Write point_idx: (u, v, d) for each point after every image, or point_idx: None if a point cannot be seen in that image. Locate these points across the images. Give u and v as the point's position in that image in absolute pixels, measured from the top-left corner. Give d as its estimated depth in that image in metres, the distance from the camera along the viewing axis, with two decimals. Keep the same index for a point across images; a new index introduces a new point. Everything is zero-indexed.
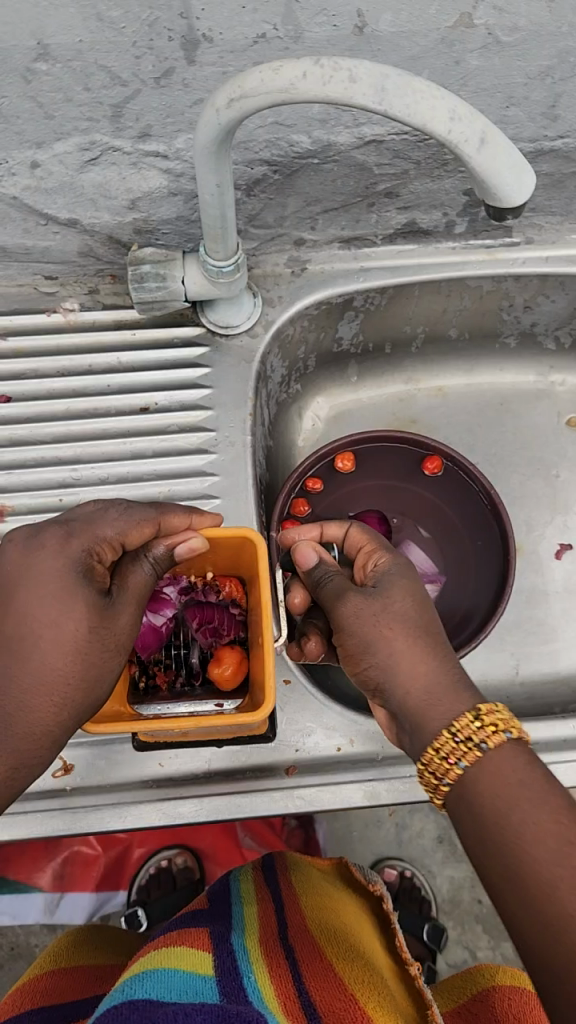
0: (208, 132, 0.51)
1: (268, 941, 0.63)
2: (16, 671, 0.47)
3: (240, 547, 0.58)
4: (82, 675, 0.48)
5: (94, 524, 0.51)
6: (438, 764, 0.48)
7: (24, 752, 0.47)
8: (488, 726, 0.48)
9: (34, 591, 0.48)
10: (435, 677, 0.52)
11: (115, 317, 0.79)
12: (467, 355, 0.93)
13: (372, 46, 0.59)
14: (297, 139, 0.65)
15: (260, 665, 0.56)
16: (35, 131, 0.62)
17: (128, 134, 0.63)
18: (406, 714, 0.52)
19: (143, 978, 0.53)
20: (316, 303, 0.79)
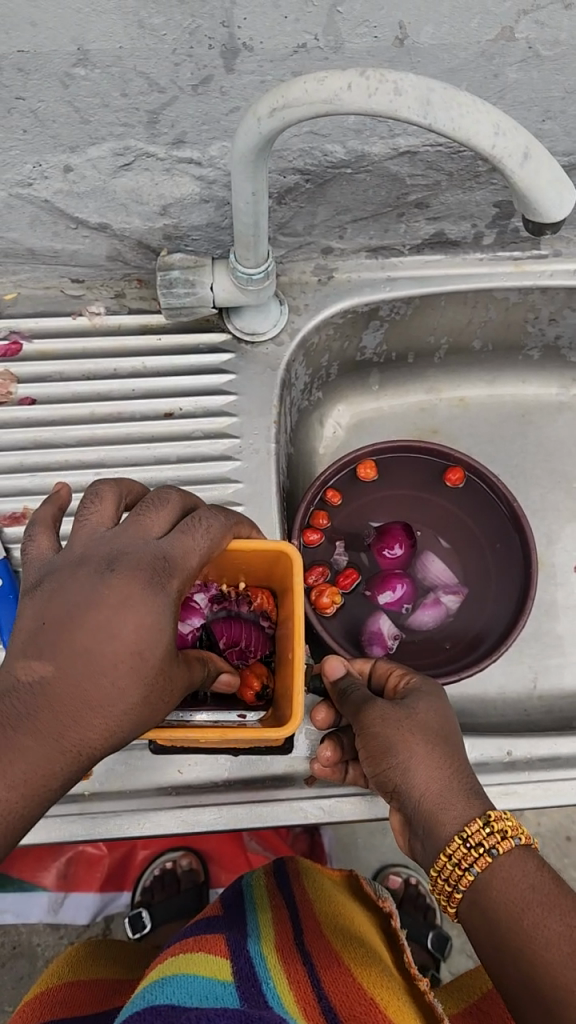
0: (247, 141, 0.51)
1: (285, 946, 0.63)
2: (83, 678, 0.41)
3: (274, 559, 0.57)
4: (136, 713, 0.44)
5: (186, 558, 0.48)
6: (463, 855, 0.47)
7: (65, 772, 0.42)
8: (498, 833, 0.47)
9: (118, 614, 0.43)
10: (450, 783, 0.51)
11: (141, 321, 0.79)
12: (490, 366, 0.93)
13: (412, 58, 0.59)
14: (332, 149, 0.65)
15: (288, 679, 0.56)
16: (70, 136, 0.61)
17: (162, 141, 0.63)
18: (418, 816, 0.51)
19: (164, 985, 0.53)
20: (342, 311, 0.79)
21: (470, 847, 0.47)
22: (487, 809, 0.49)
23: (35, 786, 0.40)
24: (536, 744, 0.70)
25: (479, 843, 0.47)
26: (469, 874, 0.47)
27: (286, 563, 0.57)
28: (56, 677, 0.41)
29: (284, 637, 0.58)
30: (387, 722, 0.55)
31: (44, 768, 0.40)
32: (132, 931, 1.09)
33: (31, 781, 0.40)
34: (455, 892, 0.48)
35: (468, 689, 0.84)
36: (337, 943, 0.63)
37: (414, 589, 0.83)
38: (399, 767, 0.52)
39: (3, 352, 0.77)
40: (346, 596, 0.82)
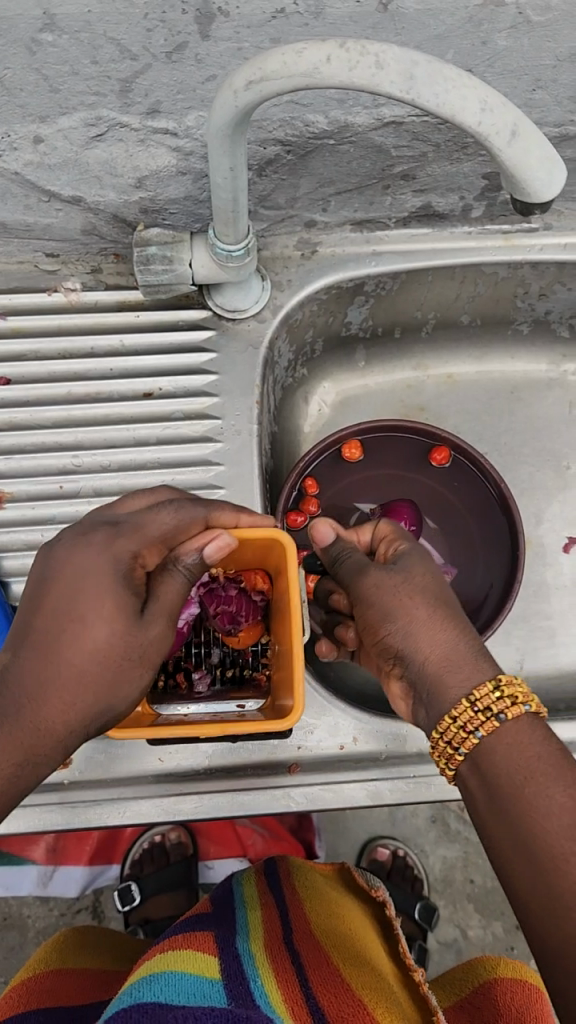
0: (222, 116, 0.48)
1: (274, 944, 0.62)
2: (39, 659, 0.45)
3: (267, 546, 0.56)
4: (99, 676, 0.46)
5: (144, 525, 0.50)
6: (470, 718, 0.46)
7: (32, 750, 0.44)
8: (507, 697, 0.45)
9: (69, 584, 0.47)
10: (458, 645, 0.50)
11: (119, 298, 0.76)
12: (478, 342, 0.90)
13: (396, 24, 0.56)
14: (314, 119, 0.62)
15: (287, 672, 0.55)
16: (39, 105, 0.59)
17: (136, 110, 0.60)
18: (423, 678, 0.50)
19: (150, 981, 0.53)
20: (326, 287, 0.77)
21: (478, 711, 0.46)
22: (497, 672, 0.48)
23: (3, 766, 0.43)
24: None
25: (487, 707, 0.45)
26: (476, 738, 0.46)
27: (280, 549, 0.55)
28: (15, 659, 0.45)
29: (282, 630, 0.57)
30: (383, 585, 0.54)
31: (8, 749, 0.43)
32: (120, 903, 1.08)
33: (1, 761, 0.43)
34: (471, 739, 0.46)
35: None
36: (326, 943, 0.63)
37: None
38: (404, 633, 0.51)
39: None
40: None
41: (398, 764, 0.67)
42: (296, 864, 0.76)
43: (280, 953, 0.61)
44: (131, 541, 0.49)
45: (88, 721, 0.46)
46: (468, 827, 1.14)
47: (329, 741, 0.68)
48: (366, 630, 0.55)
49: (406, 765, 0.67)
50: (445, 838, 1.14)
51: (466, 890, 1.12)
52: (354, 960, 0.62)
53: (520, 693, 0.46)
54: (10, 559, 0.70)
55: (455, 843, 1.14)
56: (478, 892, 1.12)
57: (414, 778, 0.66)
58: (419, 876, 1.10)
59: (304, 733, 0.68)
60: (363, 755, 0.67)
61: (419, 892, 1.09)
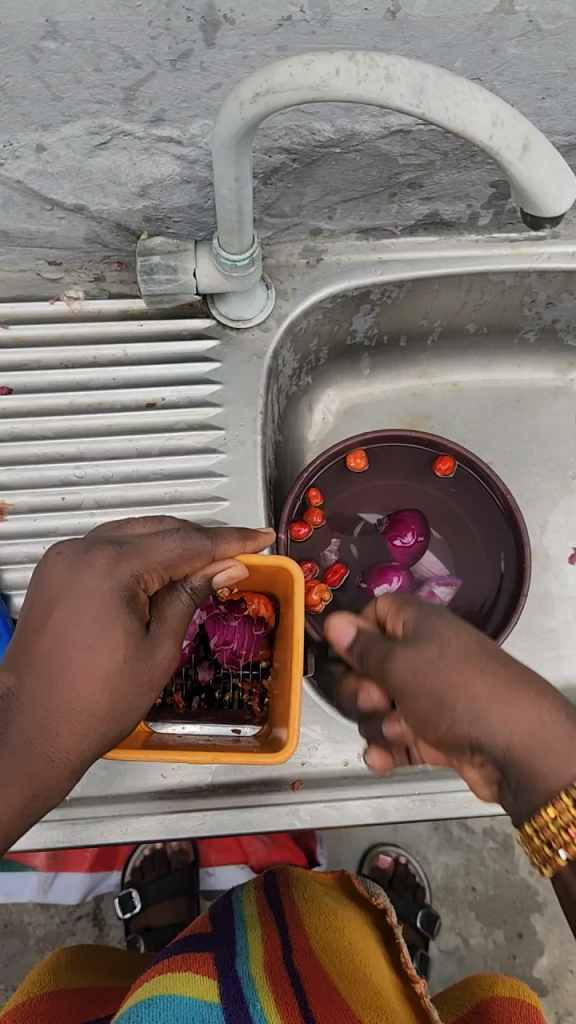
0: (228, 127, 0.48)
1: (273, 964, 0.61)
2: (46, 691, 0.44)
3: (273, 573, 0.56)
4: (109, 705, 0.45)
5: (148, 550, 0.48)
6: (475, 787, 0.42)
7: (40, 785, 0.44)
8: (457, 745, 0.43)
9: (73, 612, 0.45)
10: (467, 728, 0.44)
11: (121, 306, 0.75)
12: (484, 350, 0.89)
13: (404, 33, 0.55)
14: (320, 127, 0.61)
15: (283, 702, 0.55)
16: (41, 113, 0.58)
17: (140, 119, 0.59)
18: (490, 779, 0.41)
19: (148, 1007, 0.52)
20: (331, 295, 0.76)
21: (461, 773, 0.42)
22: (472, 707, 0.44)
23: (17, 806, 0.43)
24: None
25: (460, 771, 0.42)
26: (474, 794, 0.42)
27: (288, 578, 0.55)
28: (20, 689, 0.44)
29: (282, 657, 0.57)
30: (397, 724, 0.49)
31: (18, 782, 0.43)
32: (121, 911, 1.07)
33: (14, 796, 0.43)
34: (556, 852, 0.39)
35: None
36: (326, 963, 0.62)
37: (410, 582, 0.80)
38: (470, 710, 0.39)
39: None
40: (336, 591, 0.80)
41: (404, 780, 0.66)
42: (296, 876, 0.75)
43: (280, 973, 0.60)
44: (132, 564, 0.47)
45: (97, 749, 0.46)
46: (471, 837, 1.13)
47: (333, 757, 0.67)
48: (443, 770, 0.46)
49: (411, 782, 0.66)
50: (447, 846, 1.13)
51: (468, 898, 1.11)
52: (355, 980, 0.61)
53: (456, 728, 0.43)
54: (10, 571, 0.69)
55: (459, 854, 1.13)
56: (481, 901, 1.11)
57: (420, 794, 0.65)
58: (421, 884, 1.10)
59: (308, 749, 0.67)
60: (368, 772, 0.67)
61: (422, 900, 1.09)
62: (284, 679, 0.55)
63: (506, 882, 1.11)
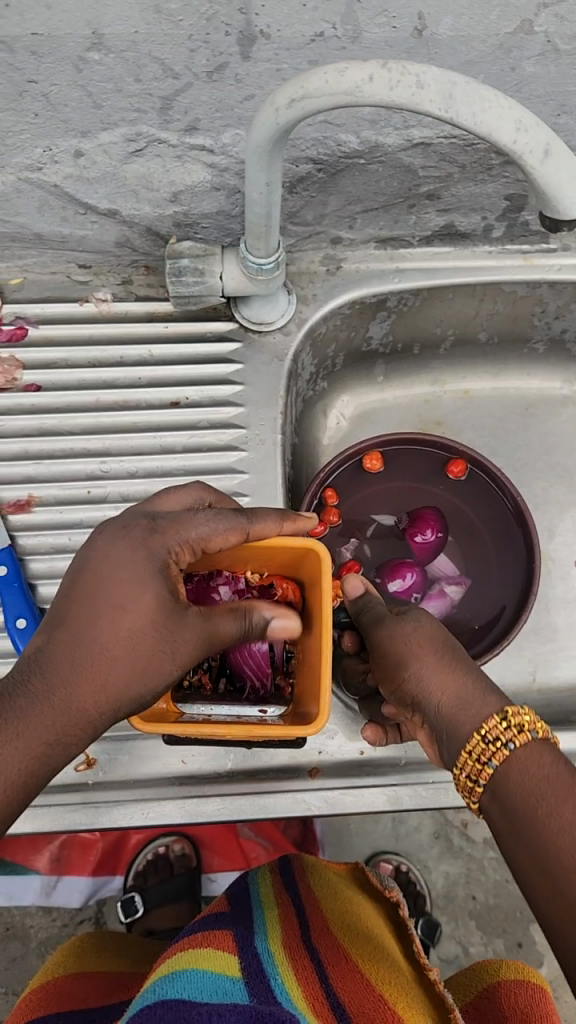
0: (263, 133, 0.51)
1: (292, 944, 0.63)
2: (76, 641, 0.47)
3: (302, 554, 0.58)
4: (136, 666, 0.48)
5: (183, 525, 0.52)
6: (484, 752, 0.48)
7: (61, 731, 0.45)
8: (514, 726, 0.48)
9: (108, 573, 0.48)
10: (463, 682, 0.52)
11: (148, 308, 0.78)
12: (495, 359, 0.92)
13: (430, 49, 0.58)
14: (345, 139, 0.64)
15: (311, 682, 0.57)
16: (82, 120, 0.61)
17: (175, 127, 0.62)
18: (440, 721, 0.52)
19: (172, 979, 0.53)
20: (350, 302, 0.79)
21: (489, 742, 0.48)
22: (501, 702, 0.50)
23: (34, 747, 0.44)
24: None
25: (497, 737, 0.48)
26: (490, 768, 0.48)
27: (314, 558, 0.58)
28: (51, 639, 0.47)
29: (310, 639, 0.60)
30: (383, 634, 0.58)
31: (41, 726, 0.44)
32: (124, 915, 1.08)
33: (33, 739, 0.44)
34: (486, 768, 0.48)
35: None
36: (344, 941, 0.63)
37: (423, 581, 0.83)
38: (416, 676, 0.54)
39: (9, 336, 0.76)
40: None
41: (417, 769, 0.68)
42: (310, 859, 0.77)
43: (299, 953, 0.62)
44: (166, 537, 0.51)
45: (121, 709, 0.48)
46: (474, 844, 1.14)
47: (348, 746, 0.69)
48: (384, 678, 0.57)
49: (424, 771, 0.68)
50: (450, 855, 1.14)
51: (468, 906, 1.12)
52: (373, 955, 0.62)
53: (526, 722, 0.48)
54: (36, 560, 0.72)
55: (461, 859, 1.14)
56: (483, 911, 1.12)
57: (433, 783, 0.67)
58: (422, 892, 1.10)
59: (324, 738, 0.69)
60: (382, 760, 0.68)
61: (422, 907, 1.10)
62: (313, 657, 0.57)
63: (507, 890, 1.13)
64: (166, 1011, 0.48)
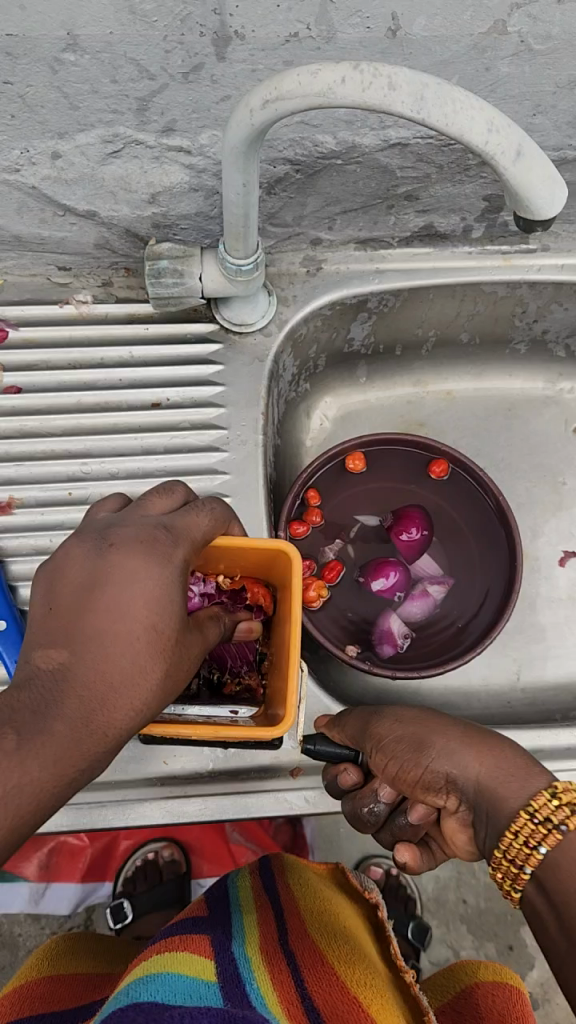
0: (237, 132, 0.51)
1: (269, 949, 0.62)
2: (105, 661, 0.44)
3: (272, 559, 0.59)
4: (160, 682, 0.46)
5: (191, 531, 0.51)
6: (524, 839, 0.44)
7: (91, 756, 0.42)
8: (563, 807, 0.44)
9: (129, 584, 0.46)
10: (501, 761, 0.49)
11: (128, 310, 0.78)
12: (477, 359, 0.93)
13: (404, 50, 0.58)
14: (322, 139, 0.64)
15: (281, 682, 0.57)
16: (58, 121, 0.61)
17: (152, 128, 0.62)
18: (480, 802, 0.48)
19: (146, 981, 0.52)
20: (330, 303, 0.79)
21: (534, 825, 0.44)
22: (547, 781, 0.47)
23: (66, 772, 0.41)
24: (520, 736, 0.71)
25: (540, 820, 0.44)
26: (527, 867, 0.44)
27: (285, 563, 0.57)
28: (79, 660, 0.43)
29: (282, 638, 0.59)
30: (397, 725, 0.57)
31: (76, 752, 0.41)
32: (113, 922, 1.08)
33: (69, 765, 0.41)
34: (533, 854, 0.44)
35: (453, 681, 0.84)
36: (321, 944, 0.63)
37: (407, 580, 0.82)
38: (444, 756, 0.52)
39: None
40: (333, 588, 0.82)
41: None
42: (288, 861, 0.77)
43: (275, 958, 0.61)
44: (181, 546, 0.50)
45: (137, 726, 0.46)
46: None
47: None
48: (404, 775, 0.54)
49: None
50: (437, 858, 1.14)
51: (459, 910, 1.12)
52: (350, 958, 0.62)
53: (562, 808, 0.44)
54: (17, 562, 0.71)
55: (449, 861, 1.14)
56: (472, 914, 1.12)
57: None
58: (412, 896, 1.12)
59: (306, 737, 0.69)
60: None
61: (413, 913, 1.10)
62: (282, 658, 0.57)
63: (496, 894, 1.13)
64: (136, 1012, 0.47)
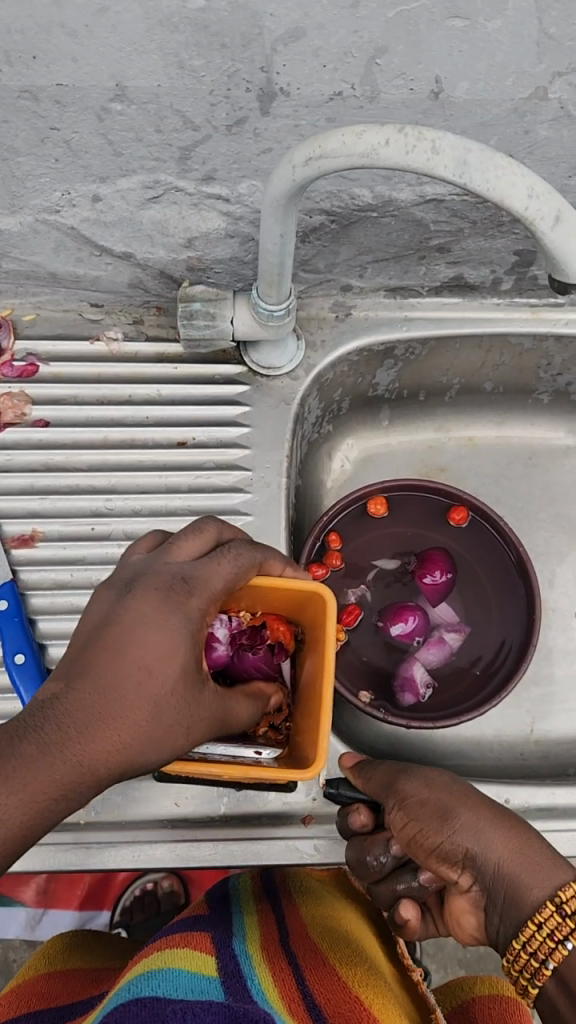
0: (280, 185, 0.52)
1: (270, 944, 0.61)
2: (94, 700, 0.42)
3: (304, 599, 0.58)
4: (151, 735, 0.43)
5: (210, 580, 0.49)
6: (550, 933, 0.47)
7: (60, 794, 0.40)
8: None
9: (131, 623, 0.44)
10: (526, 848, 0.52)
11: (158, 350, 0.78)
12: (500, 407, 0.93)
13: (446, 111, 0.59)
14: (359, 193, 0.65)
15: (309, 726, 0.57)
16: (101, 167, 0.62)
17: (192, 176, 0.63)
18: (500, 884, 0.51)
19: (148, 977, 0.51)
20: (357, 349, 0.80)
21: (557, 926, 0.47)
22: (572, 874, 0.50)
23: (29, 805, 0.39)
24: (534, 793, 0.70)
25: (560, 929, 0.47)
26: (560, 949, 0.47)
27: (318, 603, 0.57)
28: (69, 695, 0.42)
29: (308, 676, 0.60)
30: (445, 795, 0.57)
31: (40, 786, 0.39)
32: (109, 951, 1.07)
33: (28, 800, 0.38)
34: (544, 967, 0.48)
35: (466, 730, 0.84)
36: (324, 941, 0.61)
37: (424, 626, 0.82)
38: (470, 833, 0.54)
39: (19, 373, 0.76)
40: (350, 632, 0.82)
41: None
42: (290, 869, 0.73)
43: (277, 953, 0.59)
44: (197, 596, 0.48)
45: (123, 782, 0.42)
46: None
47: None
48: (419, 842, 0.57)
49: None
50: None
51: (457, 955, 1.10)
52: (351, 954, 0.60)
53: None
54: (37, 596, 0.72)
55: None
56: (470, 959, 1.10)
57: None
58: None
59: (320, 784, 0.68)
60: None
61: None
62: (312, 696, 0.57)
63: None
64: (140, 1010, 0.45)
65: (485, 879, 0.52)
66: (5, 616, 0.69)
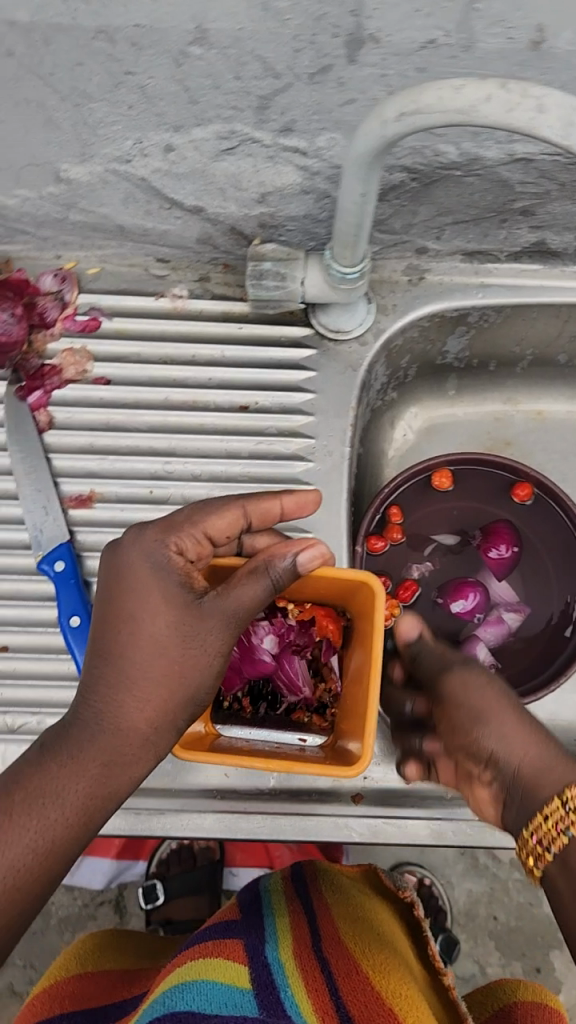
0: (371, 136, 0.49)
1: (302, 943, 0.60)
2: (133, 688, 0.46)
3: (352, 586, 0.55)
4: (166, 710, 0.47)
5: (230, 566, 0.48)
6: (543, 837, 0.47)
7: (116, 773, 0.46)
8: (565, 810, 0.46)
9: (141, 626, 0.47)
10: (541, 746, 0.51)
11: (224, 308, 0.76)
12: (572, 380, 0.89)
13: (545, 63, 0.55)
14: (444, 149, 0.62)
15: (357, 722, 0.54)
16: (176, 115, 0.59)
17: (270, 127, 0.60)
18: (516, 783, 0.50)
19: (183, 991, 0.52)
20: (430, 314, 0.77)
21: (550, 824, 0.47)
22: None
23: (96, 784, 0.45)
24: None
25: (555, 822, 0.46)
26: (547, 852, 0.47)
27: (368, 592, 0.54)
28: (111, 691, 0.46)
29: (357, 668, 0.56)
30: (479, 691, 0.55)
31: (96, 771, 0.45)
32: (145, 902, 1.07)
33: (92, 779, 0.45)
34: (546, 853, 0.47)
35: None
36: (354, 944, 0.60)
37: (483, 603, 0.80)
38: (499, 735, 0.52)
39: (82, 327, 0.75)
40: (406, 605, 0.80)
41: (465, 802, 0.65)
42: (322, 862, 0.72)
43: (309, 954, 0.59)
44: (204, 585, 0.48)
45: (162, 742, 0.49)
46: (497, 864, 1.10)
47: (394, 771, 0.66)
48: (449, 730, 0.56)
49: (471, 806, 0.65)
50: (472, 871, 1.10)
51: (489, 926, 1.08)
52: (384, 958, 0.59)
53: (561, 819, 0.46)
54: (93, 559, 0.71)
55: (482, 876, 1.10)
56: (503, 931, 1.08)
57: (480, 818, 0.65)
58: (443, 908, 1.08)
59: (371, 761, 0.66)
60: (429, 790, 0.66)
61: (442, 924, 1.07)
62: (362, 690, 0.54)
63: (530, 913, 1.08)
64: None
65: (498, 770, 0.52)
66: (62, 578, 0.68)
